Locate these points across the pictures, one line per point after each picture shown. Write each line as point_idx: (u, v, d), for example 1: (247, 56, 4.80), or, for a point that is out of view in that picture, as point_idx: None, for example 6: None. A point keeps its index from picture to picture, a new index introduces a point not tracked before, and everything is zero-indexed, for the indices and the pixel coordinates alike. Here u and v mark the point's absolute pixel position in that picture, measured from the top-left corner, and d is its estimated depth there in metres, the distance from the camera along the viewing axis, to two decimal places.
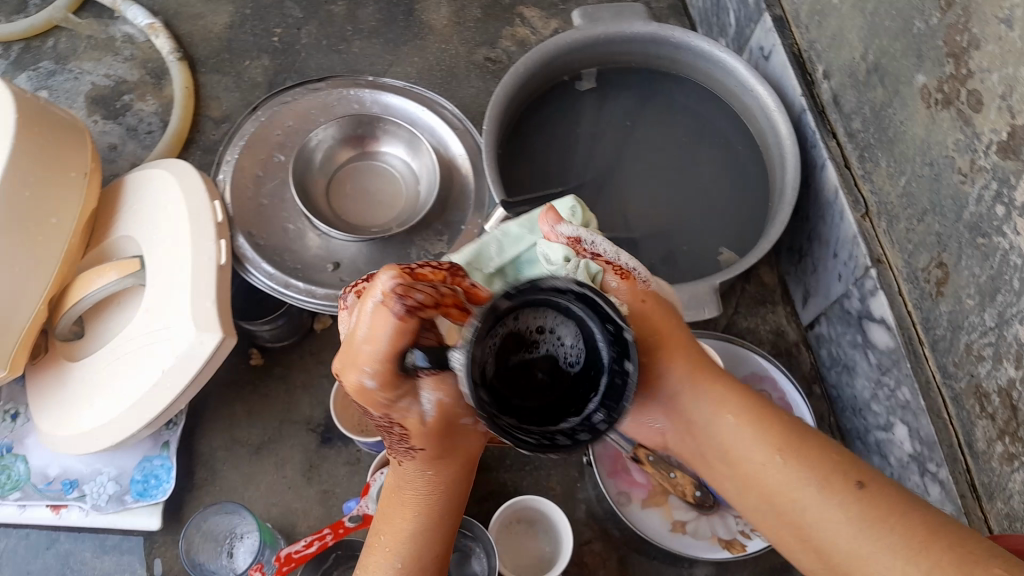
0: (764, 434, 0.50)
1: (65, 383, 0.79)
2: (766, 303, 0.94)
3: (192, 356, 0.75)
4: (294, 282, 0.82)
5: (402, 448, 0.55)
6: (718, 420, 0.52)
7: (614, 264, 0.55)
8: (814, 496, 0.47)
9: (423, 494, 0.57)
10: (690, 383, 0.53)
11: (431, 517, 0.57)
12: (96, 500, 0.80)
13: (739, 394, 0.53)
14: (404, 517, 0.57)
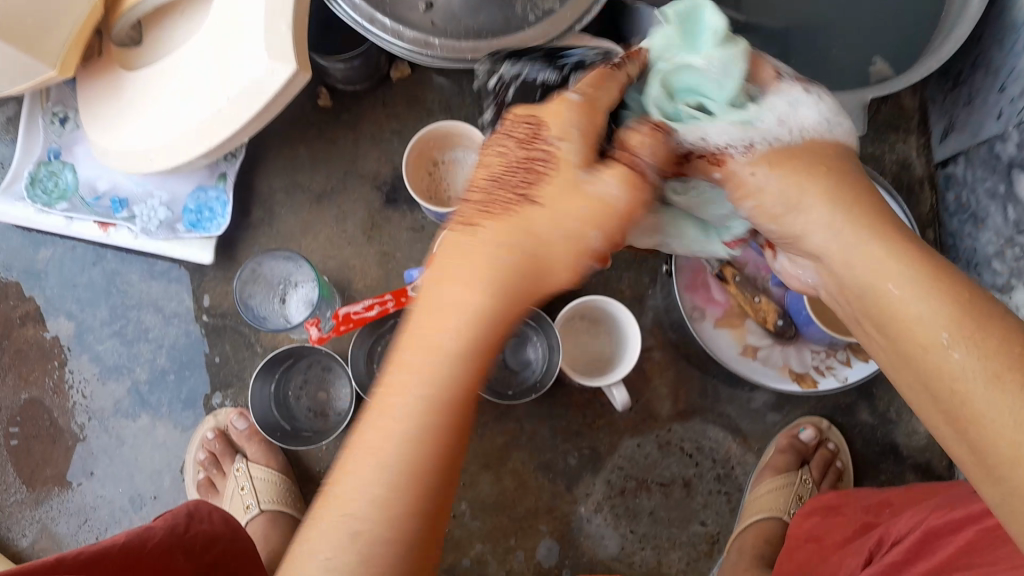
0: (940, 293, 0.35)
1: (123, 93, 0.71)
2: (899, 130, 0.84)
3: (266, 83, 0.65)
4: (380, 17, 0.67)
5: (513, 191, 0.39)
6: (880, 274, 0.38)
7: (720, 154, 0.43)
8: (983, 384, 0.33)
9: (493, 254, 0.37)
10: (835, 222, 0.40)
11: (497, 314, 0.37)
12: (146, 225, 0.75)
13: (926, 255, 0.37)
14: (463, 279, 0.37)
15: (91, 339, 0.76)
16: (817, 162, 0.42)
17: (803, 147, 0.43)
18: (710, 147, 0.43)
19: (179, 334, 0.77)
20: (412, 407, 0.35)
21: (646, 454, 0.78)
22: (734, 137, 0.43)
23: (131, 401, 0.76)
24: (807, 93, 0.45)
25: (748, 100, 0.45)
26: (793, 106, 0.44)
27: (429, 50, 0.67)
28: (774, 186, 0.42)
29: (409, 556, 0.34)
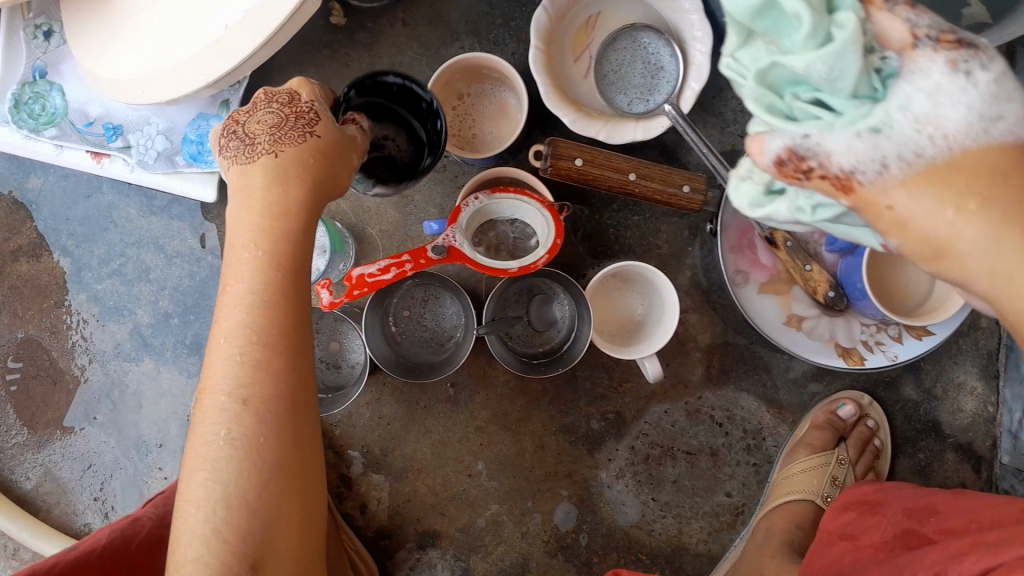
0: None
1: (112, 13, 0.63)
2: None
3: (271, 13, 0.57)
4: None
5: (294, 133, 0.45)
6: None
7: (832, 179, 0.32)
8: None
9: (276, 194, 0.44)
10: (997, 247, 0.30)
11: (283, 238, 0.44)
12: (143, 157, 0.69)
13: None
14: (248, 210, 0.44)
15: (89, 277, 0.72)
16: (972, 183, 0.31)
17: (961, 163, 0.31)
18: (827, 169, 0.32)
19: (183, 275, 0.72)
20: (248, 303, 0.43)
21: (673, 422, 0.74)
22: (860, 157, 0.31)
23: (133, 344, 0.72)
24: (968, 73, 0.30)
25: (877, 80, 0.31)
26: (940, 100, 0.30)
27: None
28: (923, 210, 0.31)
29: (289, 410, 0.43)
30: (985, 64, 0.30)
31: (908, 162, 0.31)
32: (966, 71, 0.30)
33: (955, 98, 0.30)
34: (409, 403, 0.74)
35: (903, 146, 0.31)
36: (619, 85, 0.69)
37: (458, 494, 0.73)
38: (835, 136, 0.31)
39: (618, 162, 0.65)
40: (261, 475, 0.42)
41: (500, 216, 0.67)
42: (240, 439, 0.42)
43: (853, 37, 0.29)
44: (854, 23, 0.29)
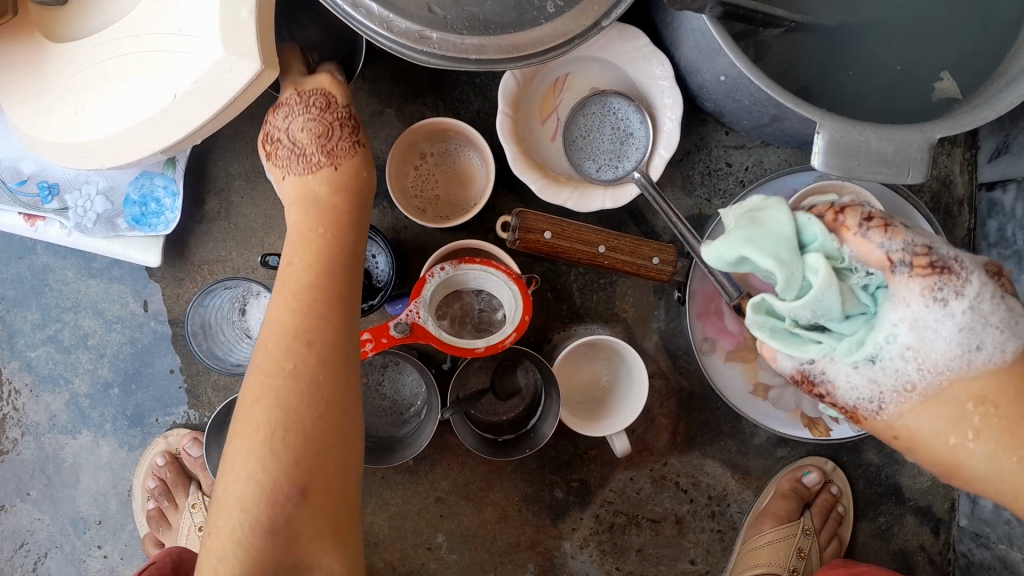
0: None
1: (47, 71, 0.58)
2: (944, 142, 0.74)
3: (223, 83, 0.54)
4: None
5: (342, 140, 0.53)
6: None
7: (847, 410, 0.37)
8: None
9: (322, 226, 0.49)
10: (998, 463, 0.35)
11: (335, 255, 0.49)
12: (81, 220, 0.64)
13: None
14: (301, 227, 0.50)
15: (21, 344, 0.68)
16: (970, 410, 0.35)
17: (955, 391, 0.35)
18: (835, 394, 0.37)
19: (124, 341, 0.68)
20: (310, 265, 0.48)
21: (639, 489, 0.72)
22: (863, 391, 0.36)
23: (69, 416, 0.68)
24: (945, 301, 0.34)
25: (864, 298, 0.36)
26: (924, 328, 0.35)
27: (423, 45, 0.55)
28: (931, 432, 0.36)
29: (344, 360, 0.46)
30: (959, 291, 0.35)
31: (909, 393, 0.36)
32: (940, 300, 0.35)
33: (934, 327, 0.35)
34: (366, 473, 0.71)
35: (900, 380, 0.35)
36: (587, 151, 0.67)
37: (416, 568, 0.72)
38: (839, 368, 0.36)
39: (586, 234, 0.63)
40: (315, 403, 0.44)
41: (466, 287, 0.64)
42: (298, 372, 0.45)
43: (826, 280, 0.34)
44: (824, 267, 0.33)
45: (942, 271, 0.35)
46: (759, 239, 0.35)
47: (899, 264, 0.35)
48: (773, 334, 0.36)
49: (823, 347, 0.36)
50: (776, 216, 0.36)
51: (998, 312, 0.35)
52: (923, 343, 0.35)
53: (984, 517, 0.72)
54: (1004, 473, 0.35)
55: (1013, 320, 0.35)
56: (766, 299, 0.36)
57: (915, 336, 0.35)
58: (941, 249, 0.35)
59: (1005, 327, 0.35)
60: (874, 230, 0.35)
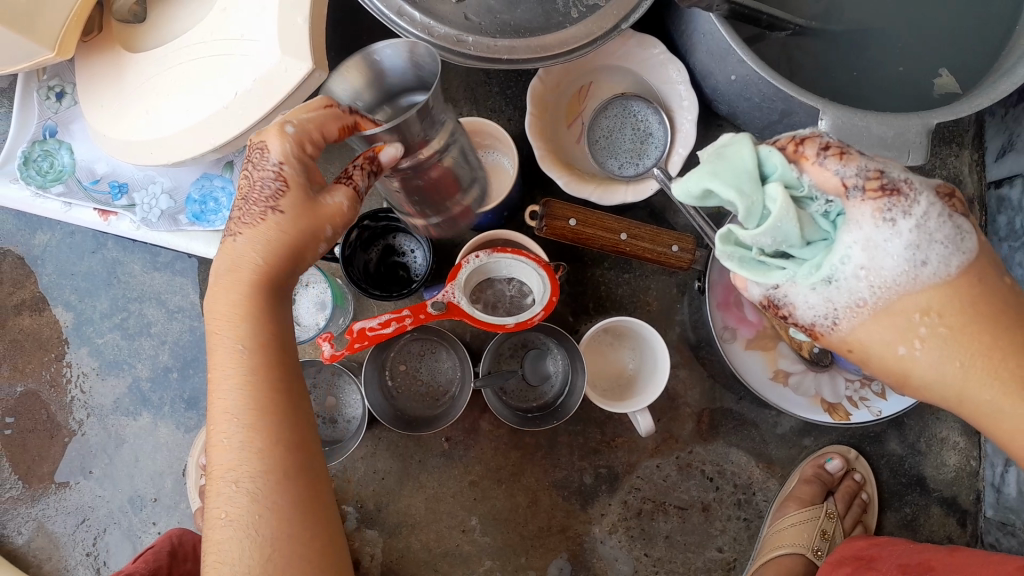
0: None
1: (123, 80, 0.66)
2: (953, 143, 0.77)
3: (277, 82, 0.61)
4: (410, 10, 0.62)
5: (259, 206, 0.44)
6: (999, 419, 0.40)
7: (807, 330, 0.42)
8: None
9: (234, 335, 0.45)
10: (944, 368, 0.40)
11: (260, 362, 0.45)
12: (147, 215, 0.71)
13: None
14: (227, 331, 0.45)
15: (90, 331, 0.74)
16: (916, 320, 0.40)
17: (901, 305, 0.40)
18: (795, 314, 0.42)
19: (183, 330, 0.74)
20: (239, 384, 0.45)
21: (665, 476, 0.75)
22: (821, 312, 0.41)
23: (132, 398, 0.74)
24: (893, 221, 0.39)
25: (824, 222, 0.40)
26: (875, 249, 0.39)
27: (461, 49, 0.62)
28: (882, 344, 0.41)
29: (287, 482, 0.44)
30: (906, 211, 0.39)
31: (863, 308, 0.40)
32: (890, 220, 0.39)
33: (884, 245, 0.39)
34: (404, 459, 0.75)
35: (854, 299, 0.40)
36: (609, 149, 0.73)
37: (451, 550, 0.74)
38: (800, 291, 0.40)
39: (609, 223, 0.68)
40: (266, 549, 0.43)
41: (497, 274, 0.69)
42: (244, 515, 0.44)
43: (783, 211, 0.37)
44: (781, 197, 0.37)
45: (891, 194, 0.39)
46: (722, 172, 0.38)
47: (854, 188, 0.39)
48: (741, 264, 0.40)
49: (784, 273, 0.40)
50: (740, 150, 0.39)
51: (941, 229, 0.39)
52: (876, 259, 0.39)
53: (1009, 505, 0.72)
54: (946, 376, 0.40)
55: (956, 236, 0.39)
56: (731, 230, 0.39)
57: (868, 253, 0.39)
58: (892, 173, 0.39)
59: (948, 242, 0.39)
60: (830, 158, 0.39)
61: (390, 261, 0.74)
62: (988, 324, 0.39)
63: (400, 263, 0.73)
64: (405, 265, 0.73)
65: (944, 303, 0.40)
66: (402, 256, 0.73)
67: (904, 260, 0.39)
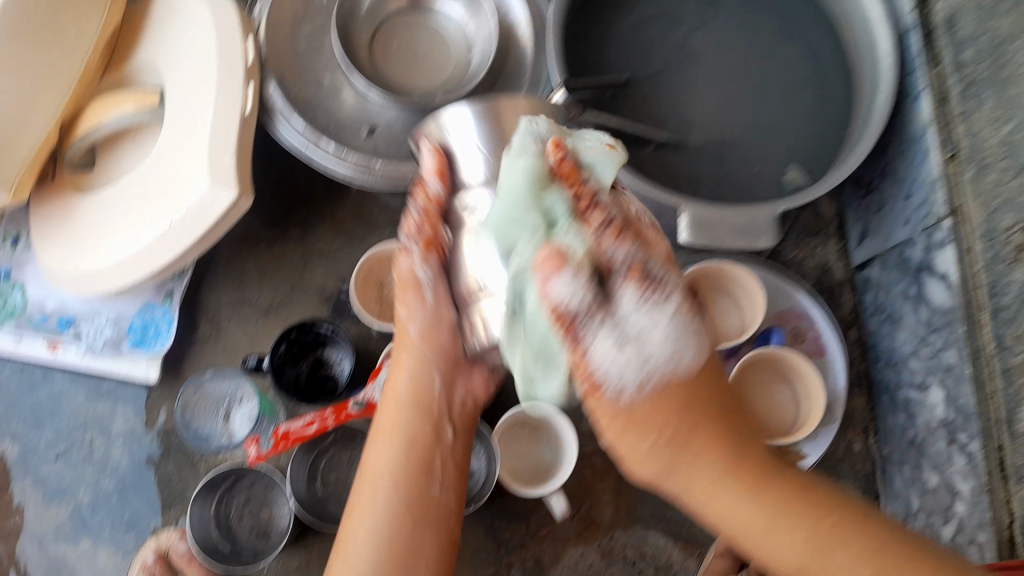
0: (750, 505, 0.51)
1: (73, 220, 0.75)
2: (818, 235, 0.88)
3: (205, 211, 0.69)
4: (326, 140, 0.74)
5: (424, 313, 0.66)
6: (714, 512, 0.52)
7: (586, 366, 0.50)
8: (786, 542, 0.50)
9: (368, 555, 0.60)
10: (673, 472, 0.52)
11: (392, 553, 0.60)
12: (92, 342, 0.78)
13: (764, 483, 0.51)
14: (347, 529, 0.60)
15: (35, 461, 0.78)
16: (663, 424, 0.50)
17: (654, 409, 0.51)
18: (588, 357, 0.49)
19: (124, 453, 0.78)
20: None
21: (589, 564, 0.78)
22: (613, 367, 0.49)
23: (72, 524, 0.77)
24: (654, 305, 0.49)
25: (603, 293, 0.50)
26: (645, 333, 0.49)
27: (369, 174, 0.74)
28: (649, 419, 0.51)
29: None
30: (663, 301, 0.49)
31: (637, 380, 0.49)
32: (654, 312, 0.49)
33: (648, 341, 0.49)
34: None
35: (639, 356, 0.49)
36: None
37: None
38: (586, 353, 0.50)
39: None
40: None
41: None
42: None
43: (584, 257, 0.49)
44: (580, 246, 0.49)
45: (648, 290, 0.49)
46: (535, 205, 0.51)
47: (618, 270, 0.50)
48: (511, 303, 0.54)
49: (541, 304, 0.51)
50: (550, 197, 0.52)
51: (688, 335, 0.50)
52: (642, 344, 0.49)
53: None
54: (673, 454, 0.51)
55: (696, 336, 0.51)
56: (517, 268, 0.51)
57: (637, 334, 0.49)
58: (652, 270, 0.50)
59: (691, 346, 0.50)
60: (607, 241, 0.50)
61: (316, 371, 0.79)
62: (717, 441, 0.52)
63: (326, 372, 0.79)
64: (330, 374, 0.79)
65: (687, 424, 0.51)
66: (328, 365, 0.79)
67: (665, 352, 0.49)
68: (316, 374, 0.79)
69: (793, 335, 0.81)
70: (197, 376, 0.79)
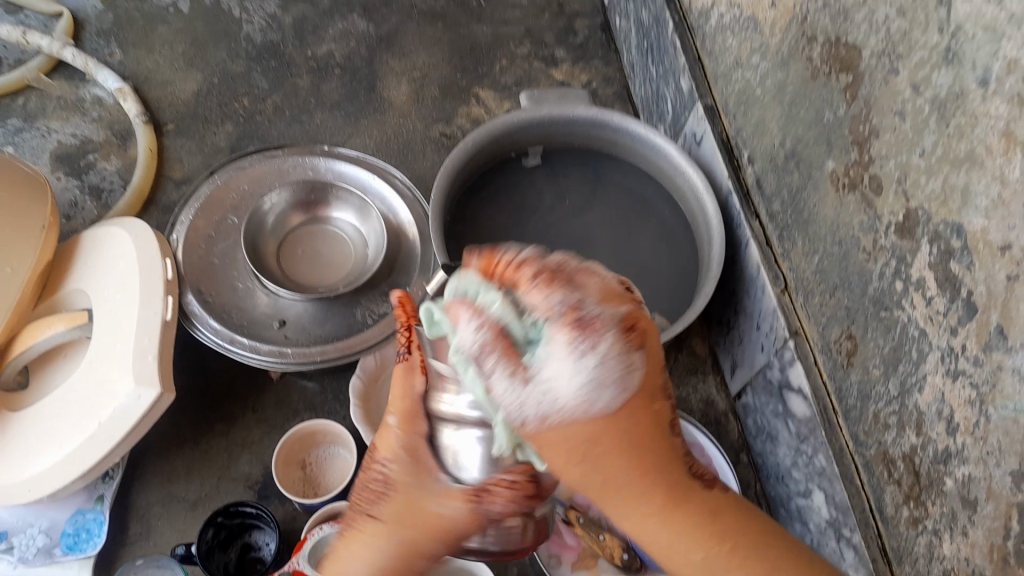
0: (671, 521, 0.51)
1: (3, 435, 0.80)
2: (698, 373, 0.98)
3: (131, 408, 0.76)
4: (240, 338, 0.82)
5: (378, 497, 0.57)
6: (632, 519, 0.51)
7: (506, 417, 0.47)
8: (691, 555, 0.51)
9: None
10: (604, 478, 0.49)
11: None
12: (24, 553, 0.80)
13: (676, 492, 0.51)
14: None
15: None
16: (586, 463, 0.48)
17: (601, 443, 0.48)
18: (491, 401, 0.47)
19: None
20: None
21: None
22: (515, 397, 0.46)
23: None
24: (582, 352, 0.45)
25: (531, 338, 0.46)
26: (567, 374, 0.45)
27: (283, 359, 0.82)
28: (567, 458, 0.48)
29: None
30: (594, 345, 0.45)
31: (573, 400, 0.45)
32: (582, 355, 0.45)
33: (568, 381, 0.45)
34: None
35: (555, 386, 0.45)
36: None
37: None
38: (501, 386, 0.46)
39: None
40: None
41: None
42: None
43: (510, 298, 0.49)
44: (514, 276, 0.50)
45: (585, 332, 0.45)
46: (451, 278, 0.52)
47: (550, 317, 0.45)
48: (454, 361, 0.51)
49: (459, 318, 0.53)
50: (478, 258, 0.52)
51: (618, 368, 0.46)
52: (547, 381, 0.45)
53: None
54: (606, 469, 0.48)
55: (626, 372, 0.47)
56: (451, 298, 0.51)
57: (556, 373, 0.45)
58: (587, 310, 0.46)
59: (614, 385, 0.46)
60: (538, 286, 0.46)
61: (244, 557, 0.82)
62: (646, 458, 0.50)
63: (253, 556, 0.82)
64: (257, 557, 0.82)
65: (620, 434, 0.48)
66: (255, 550, 0.83)
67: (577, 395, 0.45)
68: (244, 560, 0.82)
69: None
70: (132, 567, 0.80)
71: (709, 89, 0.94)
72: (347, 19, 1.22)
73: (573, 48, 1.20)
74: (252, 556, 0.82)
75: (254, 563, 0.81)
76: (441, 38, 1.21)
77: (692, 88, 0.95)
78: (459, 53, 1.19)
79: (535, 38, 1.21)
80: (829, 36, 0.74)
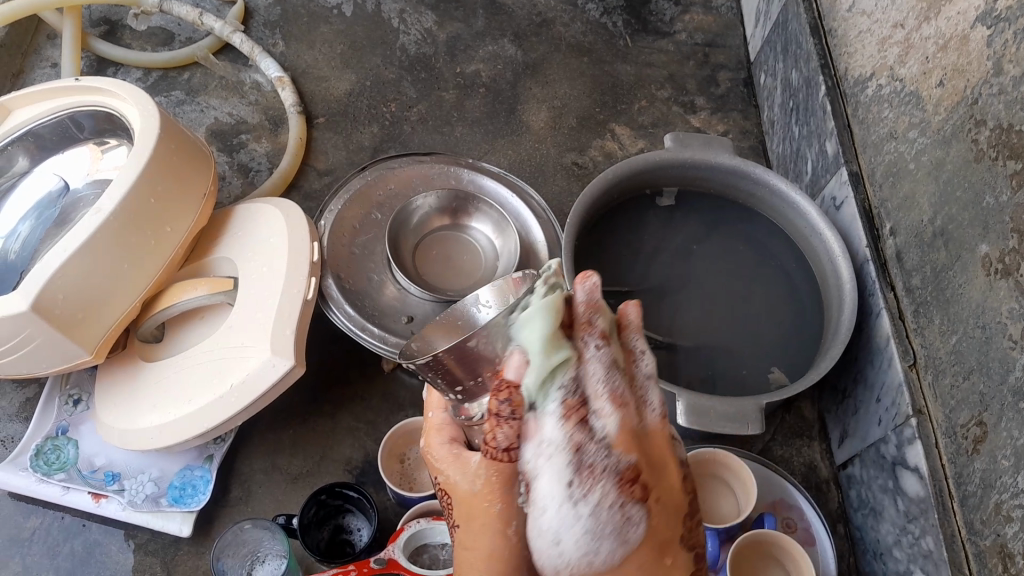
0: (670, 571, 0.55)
1: (138, 383, 0.85)
2: (803, 437, 0.99)
3: (263, 376, 0.79)
4: (371, 327, 0.86)
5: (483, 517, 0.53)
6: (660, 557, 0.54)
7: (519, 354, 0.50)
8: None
9: None
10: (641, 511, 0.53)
11: None
12: (134, 497, 0.84)
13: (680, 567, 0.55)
14: None
15: None
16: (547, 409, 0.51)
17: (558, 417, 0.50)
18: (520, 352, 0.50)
19: None
20: None
21: None
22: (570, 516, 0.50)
23: None
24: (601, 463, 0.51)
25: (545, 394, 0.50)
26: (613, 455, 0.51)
27: (408, 353, 0.85)
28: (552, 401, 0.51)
29: None
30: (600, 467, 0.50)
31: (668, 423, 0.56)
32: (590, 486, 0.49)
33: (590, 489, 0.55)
34: None
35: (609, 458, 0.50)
36: None
37: None
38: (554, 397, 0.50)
39: None
40: None
41: (433, 539, 0.81)
42: None
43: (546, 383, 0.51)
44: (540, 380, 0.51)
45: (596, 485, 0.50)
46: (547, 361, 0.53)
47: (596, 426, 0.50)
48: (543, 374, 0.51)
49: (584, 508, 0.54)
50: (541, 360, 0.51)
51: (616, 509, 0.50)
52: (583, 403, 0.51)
53: None
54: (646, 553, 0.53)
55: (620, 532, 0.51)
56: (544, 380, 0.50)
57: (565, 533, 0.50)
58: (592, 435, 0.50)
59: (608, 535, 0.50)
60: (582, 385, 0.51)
61: (337, 537, 0.85)
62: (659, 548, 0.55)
63: (346, 539, 0.85)
64: (349, 541, 0.84)
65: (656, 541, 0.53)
66: (349, 534, 0.85)
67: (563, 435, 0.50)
68: (336, 540, 0.84)
69: (783, 525, 0.86)
70: (241, 521, 0.81)
71: (856, 156, 0.95)
72: (498, 43, 1.27)
73: (713, 98, 1.22)
74: (344, 539, 0.85)
75: (346, 547, 0.84)
76: (586, 72, 1.25)
77: (839, 153, 0.96)
78: (600, 89, 1.23)
79: (676, 83, 1.23)
80: (1000, 122, 0.74)
